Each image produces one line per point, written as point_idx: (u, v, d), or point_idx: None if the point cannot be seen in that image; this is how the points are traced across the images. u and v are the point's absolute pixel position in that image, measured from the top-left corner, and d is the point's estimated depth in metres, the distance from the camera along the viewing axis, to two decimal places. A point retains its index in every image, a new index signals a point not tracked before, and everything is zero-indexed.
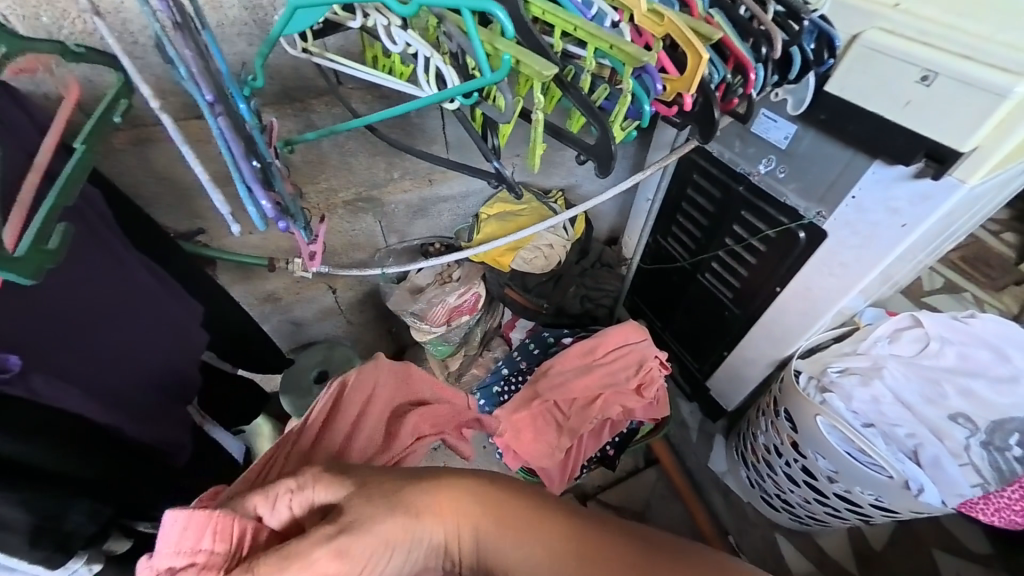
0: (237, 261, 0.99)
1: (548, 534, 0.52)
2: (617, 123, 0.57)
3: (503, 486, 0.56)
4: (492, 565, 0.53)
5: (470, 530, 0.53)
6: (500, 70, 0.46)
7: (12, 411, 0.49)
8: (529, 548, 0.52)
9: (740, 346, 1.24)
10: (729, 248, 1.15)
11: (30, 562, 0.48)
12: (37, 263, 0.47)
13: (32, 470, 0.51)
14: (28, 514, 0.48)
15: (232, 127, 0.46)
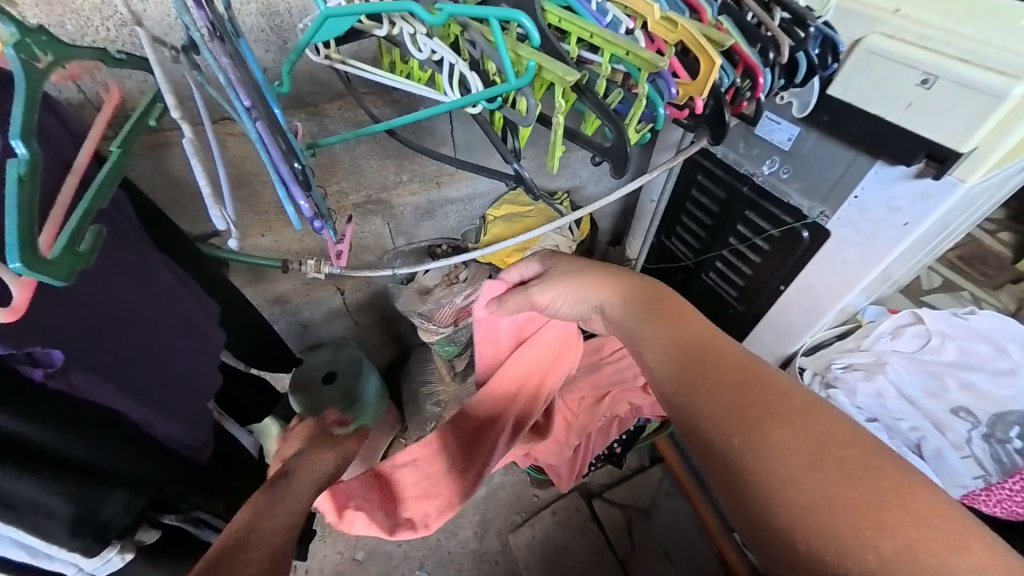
0: (252, 263, 1.00)
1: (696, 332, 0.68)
2: (632, 125, 0.59)
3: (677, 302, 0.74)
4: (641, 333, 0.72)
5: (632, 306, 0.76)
6: (525, 76, 0.48)
7: (63, 407, 0.54)
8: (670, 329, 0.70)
9: (745, 343, 1.27)
10: (733, 247, 1.18)
11: (71, 549, 0.55)
12: (69, 266, 0.48)
13: (78, 461, 0.55)
14: (67, 504, 0.54)
15: (271, 131, 0.48)
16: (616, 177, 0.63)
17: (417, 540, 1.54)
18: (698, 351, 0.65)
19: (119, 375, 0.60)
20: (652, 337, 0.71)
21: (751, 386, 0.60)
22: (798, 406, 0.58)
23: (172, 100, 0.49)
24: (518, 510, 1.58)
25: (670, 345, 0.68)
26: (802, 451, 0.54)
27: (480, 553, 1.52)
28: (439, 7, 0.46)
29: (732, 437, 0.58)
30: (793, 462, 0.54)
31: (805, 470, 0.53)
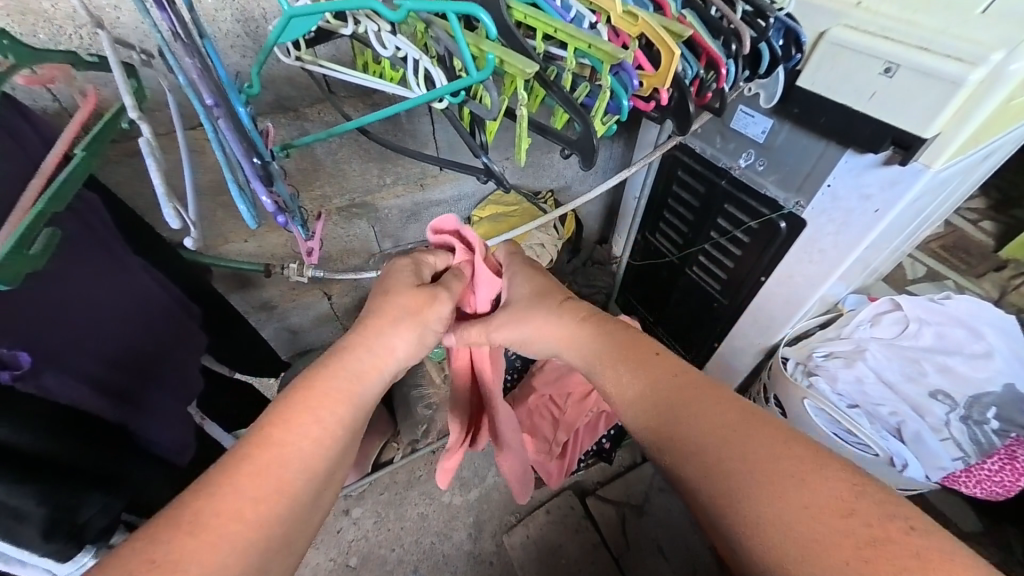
0: (234, 268, 1.00)
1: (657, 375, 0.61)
2: (598, 118, 0.60)
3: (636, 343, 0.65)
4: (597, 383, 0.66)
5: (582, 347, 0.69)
6: (486, 68, 0.49)
7: (35, 410, 0.54)
8: (628, 386, 0.62)
9: (730, 336, 1.28)
10: (714, 240, 1.20)
11: (42, 553, 0.53)
12: (14, 268, 0.48)
13: (55, 464, 0.55)
14: (39, 506, 0.52)
15: (233, 129, 0.49)
16: (585, 170, 0.64)
17: (410, 545, 1.53)
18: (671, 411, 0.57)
19: (93, 378, 0.60)
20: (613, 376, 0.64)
21: (733, 435, 0.52)
22: (783, 464, 0.49)
23: (131, 101, 0.48)
24: (512, 510, 1.58)
25: (629, 406, 0.61)
26: (782, 505, 0.46)
27: (474, 555, 1.51)
28: (399, 4, 0.47)
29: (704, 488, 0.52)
30: (772, 509, 0.47)
31: (780, 523, 0.46)
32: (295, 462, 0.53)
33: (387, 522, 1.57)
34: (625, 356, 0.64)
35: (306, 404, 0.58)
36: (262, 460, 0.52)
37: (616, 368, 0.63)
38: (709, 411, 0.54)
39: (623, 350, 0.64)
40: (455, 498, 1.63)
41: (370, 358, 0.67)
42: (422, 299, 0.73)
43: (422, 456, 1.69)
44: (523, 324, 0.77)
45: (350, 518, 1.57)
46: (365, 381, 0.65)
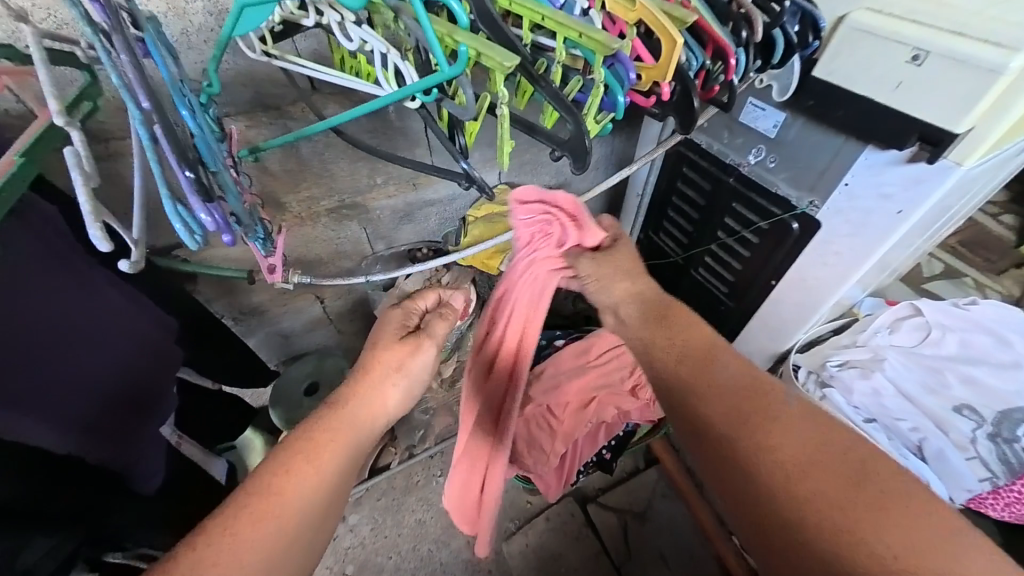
0: (215, 274, 0.95)
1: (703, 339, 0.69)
2: (591, 116, 0.54)
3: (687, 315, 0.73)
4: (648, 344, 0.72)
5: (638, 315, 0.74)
6: (457, 63, 0.43)
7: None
8: (685, 346, 0.69)
9: (738, 340, 1.22)
10: (721, 241, 1.13)
11: None
12: None
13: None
14: None
15: (169, 137, 0.43)
16: (577, 173, 0.58)
17: (408, 552, 1.50)
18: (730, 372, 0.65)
19: (40, 408, 0.55)
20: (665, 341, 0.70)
21: (774, 408, 0.61)
22: (811, 433, 0.58)
23: (60, 104, 0.43)
24: (511, 517, 1.54)
25: (682, 365, 0.67)
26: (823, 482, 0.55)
27: (472, 562, 1.48)
28: None
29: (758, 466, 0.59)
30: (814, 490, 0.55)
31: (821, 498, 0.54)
32: (291, 512, 0.55)
33: (385, 528, 1.54)
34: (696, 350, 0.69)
35: (304, 455, 0.60)
36: (261, 510, 0.54)
37: (668, 338, 0.70)
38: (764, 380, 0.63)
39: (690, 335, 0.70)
40: None
41: (368, 408, 0.68)
42: (408, 350, 0.72)
43: (420, 461, 1.65)
44: (595, 285, 0.76)
45: (346, 525, 1.54)
46: (360, 430, 0.67)
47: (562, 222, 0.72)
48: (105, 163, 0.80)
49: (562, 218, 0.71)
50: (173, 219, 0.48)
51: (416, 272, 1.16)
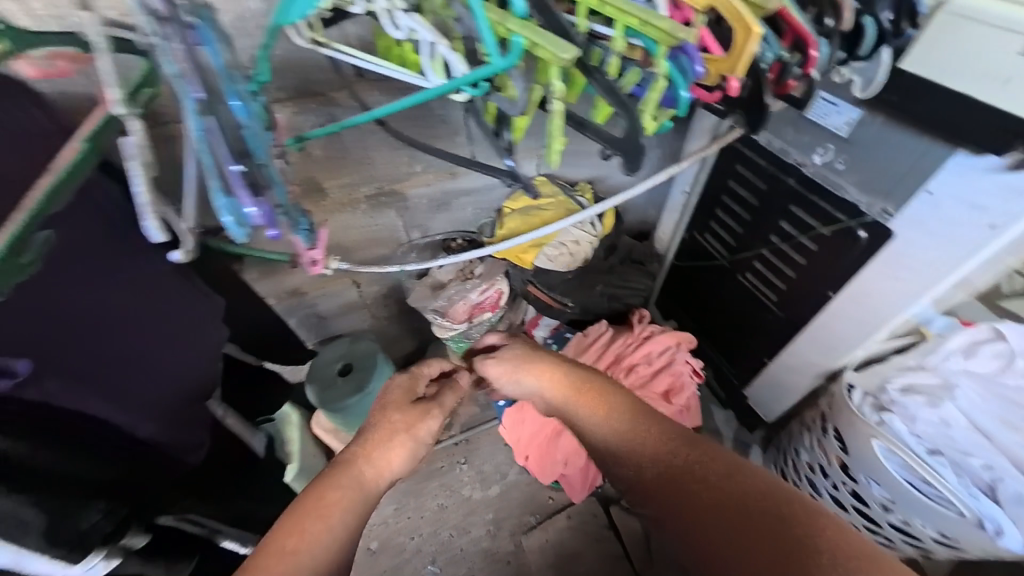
0: (259, 257, 0.97)
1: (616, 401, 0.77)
2: (649, 112, 0.50)
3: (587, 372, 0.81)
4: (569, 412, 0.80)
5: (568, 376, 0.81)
6: (505, 59, 0.41)
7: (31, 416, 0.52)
8: (598, 407, 0.77)
9: (783, 352, 1.15)
10: (774, 246, 1.07)
11: None
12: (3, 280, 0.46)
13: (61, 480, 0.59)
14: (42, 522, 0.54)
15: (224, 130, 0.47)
16: (629, 174, 0.54)
17: (429, 535, 1.53)
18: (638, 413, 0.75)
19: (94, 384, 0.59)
20: (588, 411, 0.77)
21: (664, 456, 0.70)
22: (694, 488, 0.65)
23: (118, 95, 0.43)
24: (532, 512, 1.55)
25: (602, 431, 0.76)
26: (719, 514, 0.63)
27: (491, 552, 1.50)
28: None
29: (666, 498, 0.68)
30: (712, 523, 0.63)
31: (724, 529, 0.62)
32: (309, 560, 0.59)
33: (407, 510, 1.57)
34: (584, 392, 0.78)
35: (305, 529, 0.63)
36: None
37: (604, 397, 0.77)
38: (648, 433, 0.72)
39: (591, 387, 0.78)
40: (476, 493, 1.61)
41: (370, 462, 0.73)
42: (413, 417, 0.80)
43: (444, 448, 1.67)
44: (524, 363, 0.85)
45: None
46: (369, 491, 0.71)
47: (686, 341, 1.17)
48: (164, 145, 0.83)
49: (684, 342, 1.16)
50: (224, 212, 0.52)
51: (450, 263, 1.16)
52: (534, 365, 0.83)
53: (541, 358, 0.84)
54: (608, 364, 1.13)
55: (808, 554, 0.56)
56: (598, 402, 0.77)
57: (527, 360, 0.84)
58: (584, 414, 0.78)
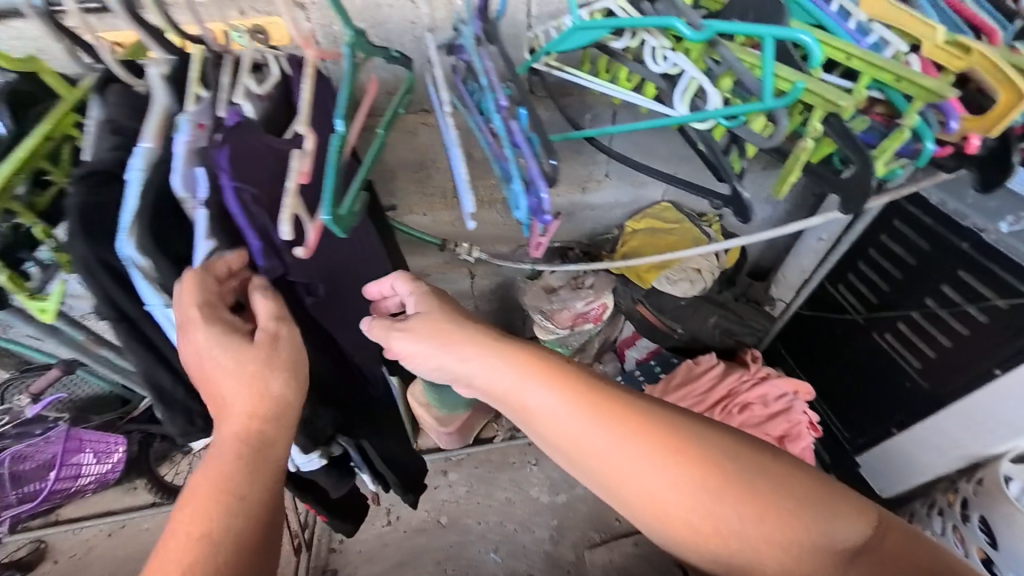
0: (418, 237, 1.11)
1: (578, 391, 0.55)
2: (883, 159, 0.52)
3: (544, 354, 0.59)
4: (515, 407, 0.57)
5: (513, 360, 0.57)
6: (792, 95, 0.44)
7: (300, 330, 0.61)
8: (555, 398, 0.55)
9: (919, 424, 1.08)
10: (927, 309, 1.01)
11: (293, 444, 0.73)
12: (348, 223, 0.54)
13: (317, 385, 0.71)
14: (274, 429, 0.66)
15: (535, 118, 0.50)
16: (842, 215, 0.56)
17: (495, 524, 1.60)
18: (604, 413, 0.54)
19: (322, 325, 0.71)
20: (537, 405, 0.55)
21: (667, 465, 0.52)
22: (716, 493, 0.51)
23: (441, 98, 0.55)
24: (597, 528, 1.56)
25: (565, 434, 0.54)
26: (705, 497, 0.51)
27: (552, 556, 1.54)
28: (706, 23, 0.47)
29: (644, 492, 0.52)
30: (701, 512, 0.51)
31: (714, 516, 0.51)
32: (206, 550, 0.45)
33: (477, 495, 1.65)
34: (541, 371, 0.56)
35: (211, 489, 0.48)
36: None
37: (541, 388, 0.55)
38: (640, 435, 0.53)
39: (547, 367, 0.56)
40: (543, 496, 1.65)
41: (252, 390, 0.50)
42: (258, 354, 0.50)
43: (518, 445, 1.73)
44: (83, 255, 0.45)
45: (445, 481, 1.68)
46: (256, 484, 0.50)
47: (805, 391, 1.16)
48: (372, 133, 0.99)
49: (804, 392, 1.15)
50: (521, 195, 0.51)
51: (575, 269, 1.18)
52: (463, 340, 0.59)
53: (471, 328, 0.61)
54: (722, 398, 1.13)
55: (815, 523, 0.52)
56: (557, 393, 0.55)
57: (435, 326, 0.61)
58: (531, 408, 0.56)
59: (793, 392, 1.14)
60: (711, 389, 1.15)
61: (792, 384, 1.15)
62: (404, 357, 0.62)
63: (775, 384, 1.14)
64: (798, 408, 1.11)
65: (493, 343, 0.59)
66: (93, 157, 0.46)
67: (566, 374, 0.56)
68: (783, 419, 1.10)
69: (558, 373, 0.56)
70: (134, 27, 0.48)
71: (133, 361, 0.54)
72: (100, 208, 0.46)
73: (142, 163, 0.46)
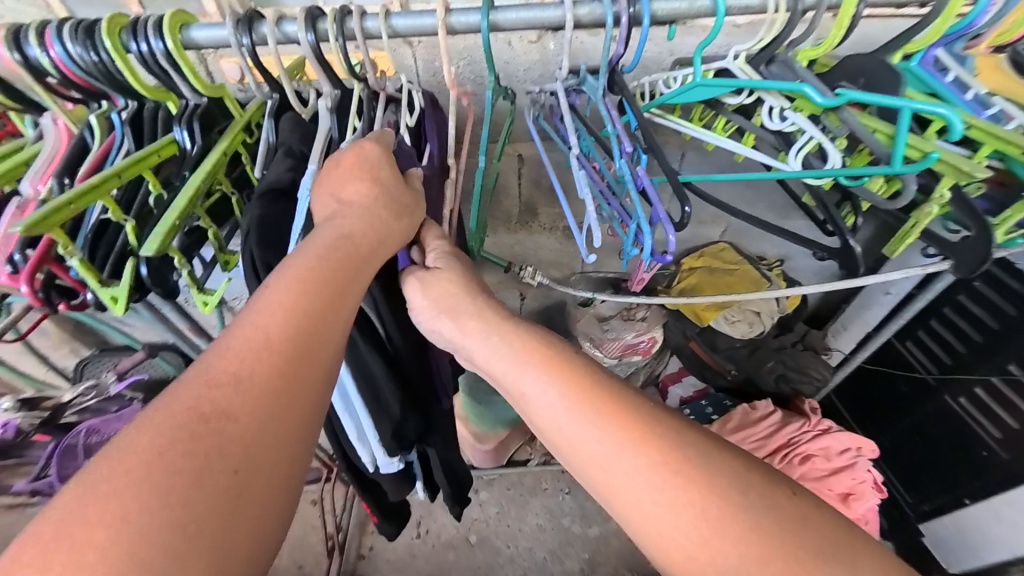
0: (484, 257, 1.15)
1: (569, 376, 0.44)
2: (1003, 228, 0.53)
3: (546, 336, 0.49)
4: (506, 387, 0.48)
5: (508, 337, 0.49)
6: (923, 164, 0.48)
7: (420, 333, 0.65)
8: (544, 382, 0.45)
9: (995, 498, 1.02)
10: (1009, 377, 0.96)
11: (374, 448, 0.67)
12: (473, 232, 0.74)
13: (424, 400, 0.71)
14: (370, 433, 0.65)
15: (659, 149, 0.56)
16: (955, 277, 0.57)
17: (525, 549, 1.58)
18: (596, 403, 0.42)
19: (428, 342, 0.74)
20: (528, 387, 0.46)
21: (661, 480, 0.37)
22: (728, 532, 0.35)
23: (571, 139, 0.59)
24: (631, 567, 1.52)
25: (553, 426, 0.44)
26: (700, 525, 0.35)
27: None
28: (837, 92, 0.51)
29: (624, 504, 0.39)
30: (696, 546, 0.35)
31: (713, 550, 0.34)
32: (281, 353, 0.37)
33: (508, 518, 1.63)
34: (530, 355, 0.47)
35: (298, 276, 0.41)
36: (228, 422, 0.33)
37: (530, 370, 0.46)
38: (635, 436, 0.40)
39: (542, 347, 0.47)
40: (574, 527, 1.62)
41: (362, 223, 0.48)
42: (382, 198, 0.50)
43: (552, 471, 1.71)
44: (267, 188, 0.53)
45: (477, 499, 1.67)
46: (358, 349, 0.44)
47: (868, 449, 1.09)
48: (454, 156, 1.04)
49: (867, 449, 1.09)
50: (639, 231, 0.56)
51: (620, 301, 1.09)
52: (469, 316, 0.52)
53: (482, 303, 0.53)
54: (781, 446, 1.11)
55: None
56: (547, 377, 0.45)
57: (458, 294, 0.53)
58: (522, 389, 0.46)
59: (856, 448, 1.09)
60: (770, 435, 1.13)
61: (854, 439, 1.10)
62: (422, 317, 0.55)
63: (837, 438, 1.10)
64: (861, 466, 1.07)
65: (498, 319, 0.52)
66: (272, 173, 0.54)
67: (564, 358, 0.46)
68: (846, 477, 1.06)
69: (554, 353, 0.47)
70: (313, 60, 0.54)
71: None
72: (274, 219, 0.52)
73: (312, 182, 0.52)
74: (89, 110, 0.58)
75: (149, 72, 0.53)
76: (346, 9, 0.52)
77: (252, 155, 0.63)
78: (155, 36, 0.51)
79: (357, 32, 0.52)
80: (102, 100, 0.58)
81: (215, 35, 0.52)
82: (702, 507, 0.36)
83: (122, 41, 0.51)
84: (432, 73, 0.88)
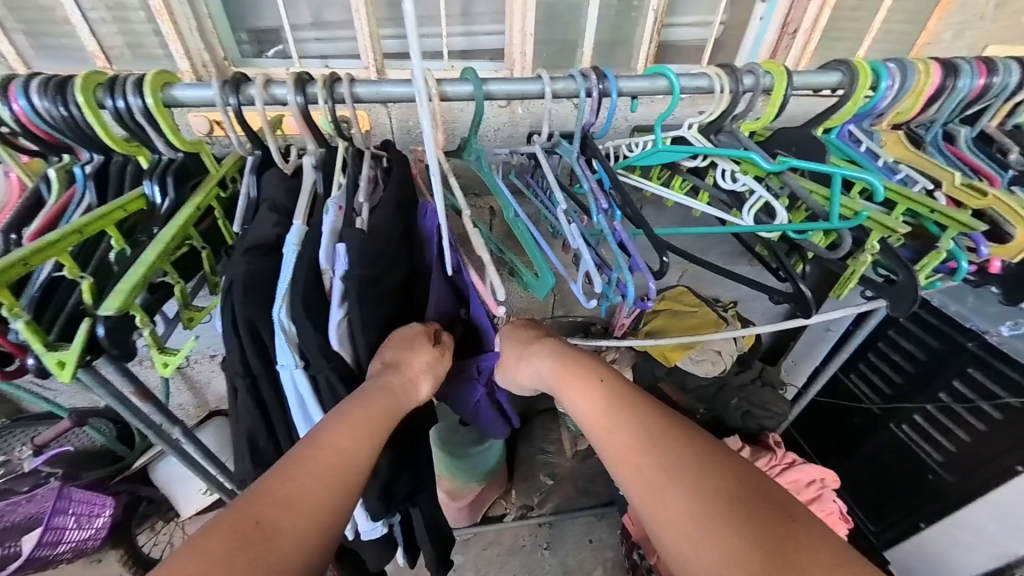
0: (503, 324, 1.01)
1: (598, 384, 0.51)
2: (924, 272, 0.62)
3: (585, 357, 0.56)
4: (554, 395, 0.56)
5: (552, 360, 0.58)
6: (858, 220, 0.56)
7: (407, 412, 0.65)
8: (577, 389, 0.52)
9: (950, 521, 1.08)
10: (942, 403, 1.06)
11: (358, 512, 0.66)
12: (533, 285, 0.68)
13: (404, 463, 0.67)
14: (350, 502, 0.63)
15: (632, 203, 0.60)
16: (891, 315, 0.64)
17: None
18: (615, 402, 0.48)
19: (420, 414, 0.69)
20: (568, 393, 0.53)
21: (654, 463, 0.41)
22: (707, 510, 0.37)
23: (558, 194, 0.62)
24: None
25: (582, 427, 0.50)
26: (688, 507, 0.37)
27: None
28: (779, 157, 0.58)
29: (628, 497, 0.42)
30: (681, 526, 0.37)
31: (696, 530, 0.36)
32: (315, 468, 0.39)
33: None
34: (571, 368, 0.54)
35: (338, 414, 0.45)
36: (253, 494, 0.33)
37: (569, 381, 0.54)
38: (642, 428, 0.44)
39: (580, 364, 0.54)
40: None
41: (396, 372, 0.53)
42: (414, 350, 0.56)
43: (530, 525, 1.62)
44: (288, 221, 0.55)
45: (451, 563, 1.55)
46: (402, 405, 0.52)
47: (830, 480, 1.14)
48: None
49: (830, 480, 1.13)
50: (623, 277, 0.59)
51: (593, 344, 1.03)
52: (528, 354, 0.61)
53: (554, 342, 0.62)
54: None
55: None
56: (580, 383, 0.52)
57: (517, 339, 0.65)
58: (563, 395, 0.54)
59: (821, 481, 1.13)
60: None
61: (819, 472, 1.14)
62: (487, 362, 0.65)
63: (805, 471, 1.13)
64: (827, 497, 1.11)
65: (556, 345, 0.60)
66: (256, 230, 0.53)
67: (599, 372, 0.53)
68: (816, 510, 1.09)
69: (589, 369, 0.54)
70: (301, 121, 0.56)
71: (227, 414, 0.56)
72: (258, 274, 0.51)
73: (297, 238, 0.52)
74: (46, 162, 0.56)
75: (123, 127, 0.52)
76: (336, 76, 0.55)
77: (227, 208, 0.62)
78: (133, 93, 0.50)
79: (347, 97, 0.55)
80: (65, 153, 0.56)
81: (200, 94, 0.53)
82: (687, 488, 0.38)
83: (96, 96, 0.50)
84: (405, 131, 0.91)
